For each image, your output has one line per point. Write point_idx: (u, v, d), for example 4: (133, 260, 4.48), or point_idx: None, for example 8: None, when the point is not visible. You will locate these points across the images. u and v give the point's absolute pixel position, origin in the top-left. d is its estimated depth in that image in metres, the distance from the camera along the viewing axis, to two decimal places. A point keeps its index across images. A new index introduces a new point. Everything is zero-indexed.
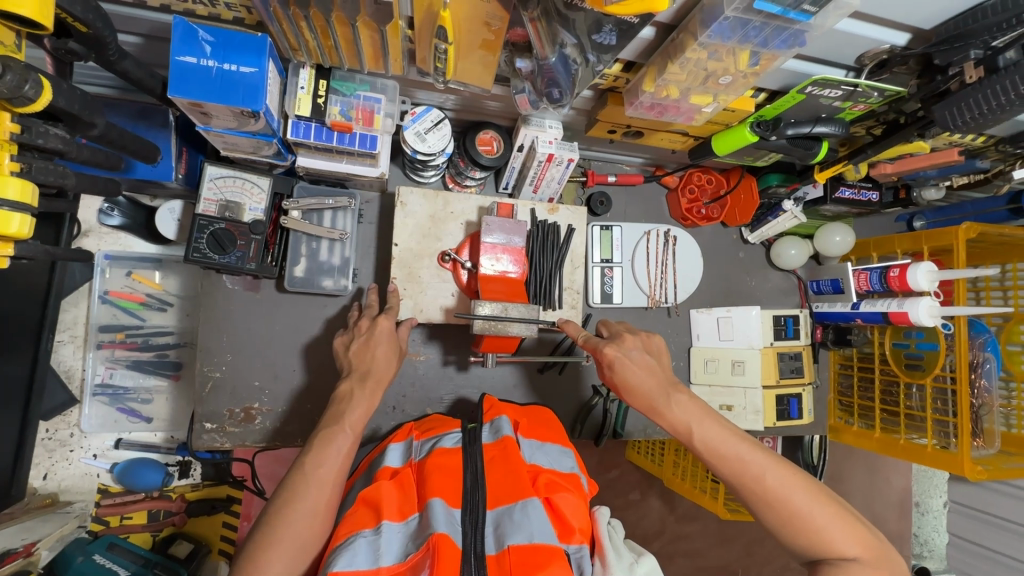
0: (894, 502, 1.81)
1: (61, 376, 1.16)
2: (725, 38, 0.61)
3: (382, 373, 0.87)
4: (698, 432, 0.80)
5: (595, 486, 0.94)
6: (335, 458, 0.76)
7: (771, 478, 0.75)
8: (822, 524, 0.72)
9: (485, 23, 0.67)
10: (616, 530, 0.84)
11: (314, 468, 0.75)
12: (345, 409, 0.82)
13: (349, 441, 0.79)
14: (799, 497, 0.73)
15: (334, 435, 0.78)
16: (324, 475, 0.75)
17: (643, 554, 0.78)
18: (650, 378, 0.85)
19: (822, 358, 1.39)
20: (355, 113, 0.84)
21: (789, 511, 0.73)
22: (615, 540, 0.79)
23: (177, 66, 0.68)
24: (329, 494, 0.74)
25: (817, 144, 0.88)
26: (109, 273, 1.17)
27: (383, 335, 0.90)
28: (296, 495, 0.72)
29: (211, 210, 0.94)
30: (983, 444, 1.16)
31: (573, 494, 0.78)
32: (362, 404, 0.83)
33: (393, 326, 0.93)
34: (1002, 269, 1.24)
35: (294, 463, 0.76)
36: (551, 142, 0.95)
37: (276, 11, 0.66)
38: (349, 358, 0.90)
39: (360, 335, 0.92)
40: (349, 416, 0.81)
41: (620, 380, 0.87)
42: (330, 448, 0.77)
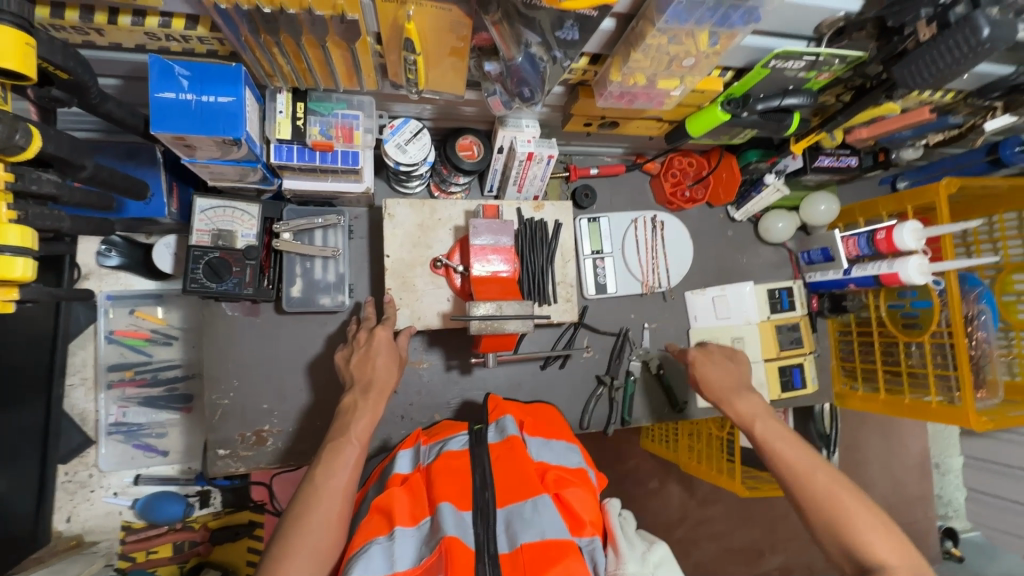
0: (913, 466, 1.82)
1: (75, 419, 1.18)
2: (683, 21, 0.62)
3: (384, 382, 0.89)
4: (760, 429, 0.86)
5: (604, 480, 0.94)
6: (345, 470, 0.78)
7: (817, 483, 0.77)
8: (862, 534, 0.72)
9: (451, 31, 0.68)
10: (628, 521, 0.85)
11: (326, 479, 0.76)
12: (353, 420, 0.84)
13: (359, 451, 0.81)
14: (845, 500, 0.75)
15: (342, 446, 0.80)
16: (336, 485, 0.76)
17: (654, 543, 0.78)
18: (723, 382, 0.95)
19: (821, 327, 1.41)
20: (334, 131, 0.86)
21: (833, 512, 0.75)
22: (627, 531, 0.80)
23: (157, 103, 0.70)
24: (342, 504, 0.75)
25: (788, 115, 0.90)
26: (112, 313, 1.19)
27: (381, 345, 0.92)
28: (310, 506, 0.74)
29: (204, 240, 0.96)
30: (988, 395, 1.16)
31: (581, 488, 0.79)
32: (370, 415, 0.85)
33: (391, 338, 0.94)
34: (989, 222, 1.27)
35: (306, 477, 0.78)
36: (530, 140, 0.98)
37: (248, 40, 0.68)
38: (350, 371, 0.92)
39: (359, 348, 0.93)
40: (356, 428, 0.83)
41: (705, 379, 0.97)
42: (339, 460, 0.79)
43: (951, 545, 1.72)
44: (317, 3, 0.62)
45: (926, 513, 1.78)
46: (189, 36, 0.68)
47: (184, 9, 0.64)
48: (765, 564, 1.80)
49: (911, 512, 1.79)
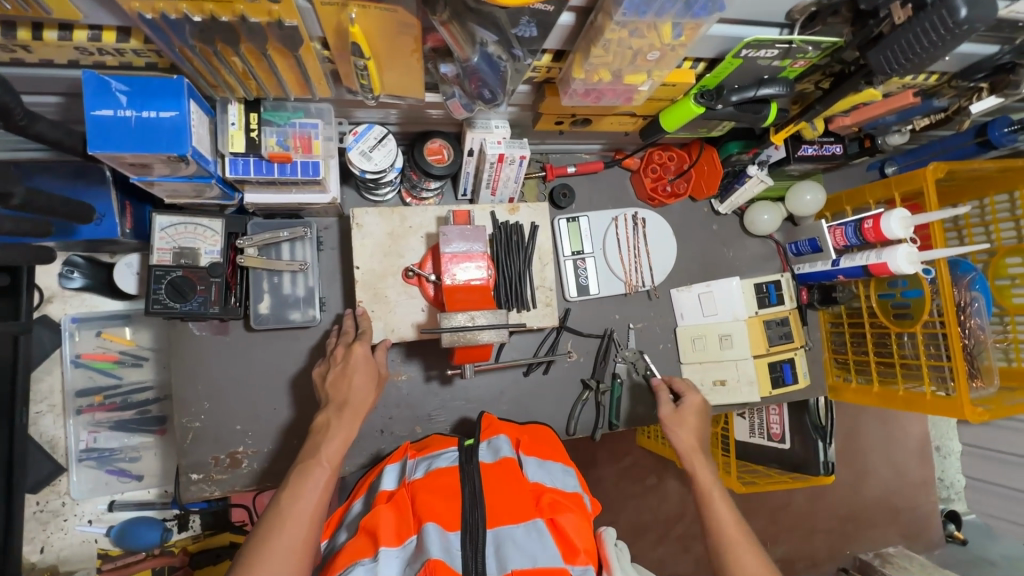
0: (914, 450, 1.88)
1: (45, 447, 1.16)
2: (641, 14, 0.59)
3: (360, 403, 0.85)
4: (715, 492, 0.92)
5: (597, 506, 0.89)
6: (313, 494, 0.74)
7: (747, 557, 0.83)
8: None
9: (401, 33, 0.64)
10: (622, 551, 0.77)
11: (292, 504, 0.73)
12: (324, 442, 0.80)
13: (329, 475, 0.78)
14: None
15: (311, 468, 0.77)
16: (303, 511, 0.73)
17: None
18: (689, 436, 1.00)
19: (811, 319, 1.37)
20: (292, 142, 0.83)
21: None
22: (622, 560, 0.74)
23: (95, 122, 0.66)
24: (309, 531, 0.72)
25: (765, 106, 0.87)
26: (78, 336, 1.17)
27: (359, 361, 0.88)
28: (274, 533, 0.70)
29: (166, 259, 0.92)
30: (983, 383, 1.13)
31: (576, 513, 0.73)
32: (343, 437, 0.81)
33: (367, 357, 0.90)
34: (980, 205, 1.24)
35: (273, 502, 0.74)
36: (501, 141, 0.94)
37: (184, 51, 0.65)
38: (326, 389, 0.88)
39: (336, 364, 0.90)
40: (327, 452, 0.79)
41: (678, 418, 1.02)
42: (307, 483, 0.75)
43: (953, 529, 1.81)
44: (250, 9, 0.58)
45: (928, 497, 1.86)
46: (123, 49, 0.64)
47: (112, 21, 0.60)
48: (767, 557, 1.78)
49: (914, 496, 1.87)
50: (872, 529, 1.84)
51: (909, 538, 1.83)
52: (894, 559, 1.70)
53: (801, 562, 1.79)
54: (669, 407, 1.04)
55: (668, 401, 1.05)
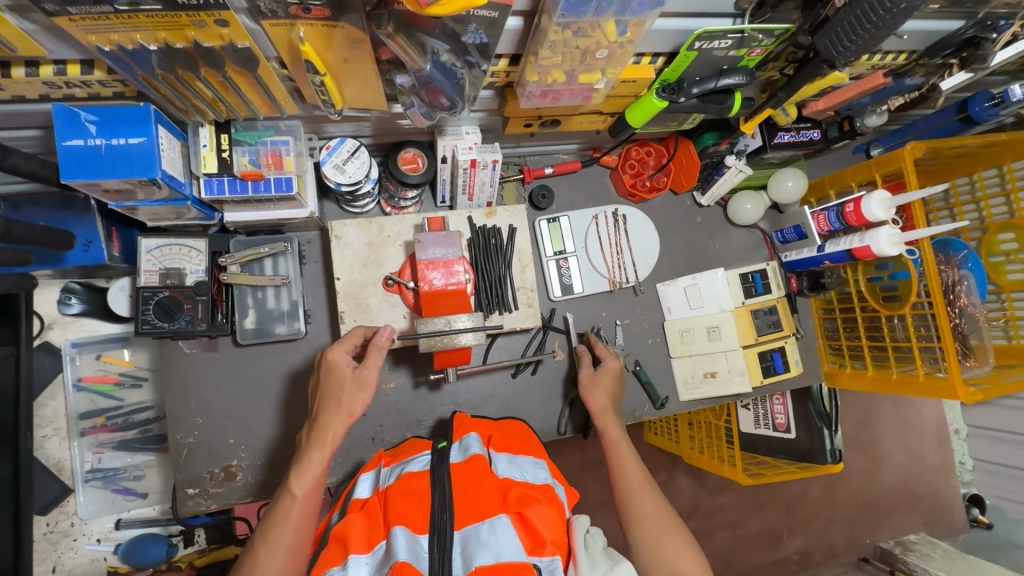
0: (930, 434, 1.86)
1: (52, 469, 1.20)
2: (580, 14, 0.60)
3: (332, 419, 0.83)
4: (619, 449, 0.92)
5: (574, 494, 0.91)
6: (285, 525, 0.76)
7: (642, 501, 0.84)
8: (672, 552, 0.78)
9: (354, 48, 0.66)
10: (596, 537, 0.80)
11: (266, 538, 0.75)
12: (295, 471, 0.80)
13: (300, 506, 0.78)
14: (664, 523, 0.81)
15: (283, 499, 0.78)
16: (275, 543, 0.74)
17: (620, 560, 0.74)
18: (602, 397, 1.01)
19: (803, 307, 1.36)
20: (264, 160, 0.84)
21: (653, 529, 0.80)
22: (592, 548, 0.76)
23: (66, 152, 0.70)
24: (284, 562, 0.73)
25: (729, 96, 0.87)
26: (79, 360, 1.21)
27: (336, 368, 0.86)
28: (251, 568, 0.73)
29: (153, 280, 0.95)
30: (977, 363, 1.11)
31: (546, 506, 0.74)
32: (315, 464, 0.80)
33: (348, 366, 0.87)
34: (970, 180, 1.21)
35: (252, 536, 0.76)
36: (471, 147, 0.95)
37: (149, 81, 0.66)
38: (313, 401, 0.89)
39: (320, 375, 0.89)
40: (300, 486, 0.78)
41: (596, 380, 1.03)
42: (279, 514, 0.77)
43: (978, 513, 1.78)
44: (202, 35, 0.60)
45: (949, 482, 1.84)
46: (89, 81, 0.67)
47: (75, 55, 0.62)
48: (784, 548, 1.75)
49: (933, 482, 1.84)
50: (892, 516, 1.81)
51: (932, 524, 1.81)
52: (917, 547, 1.68)
53: (820, 553, 1.76)
54: (587, 369, 1.06)
55: (588, 364, 1.07)
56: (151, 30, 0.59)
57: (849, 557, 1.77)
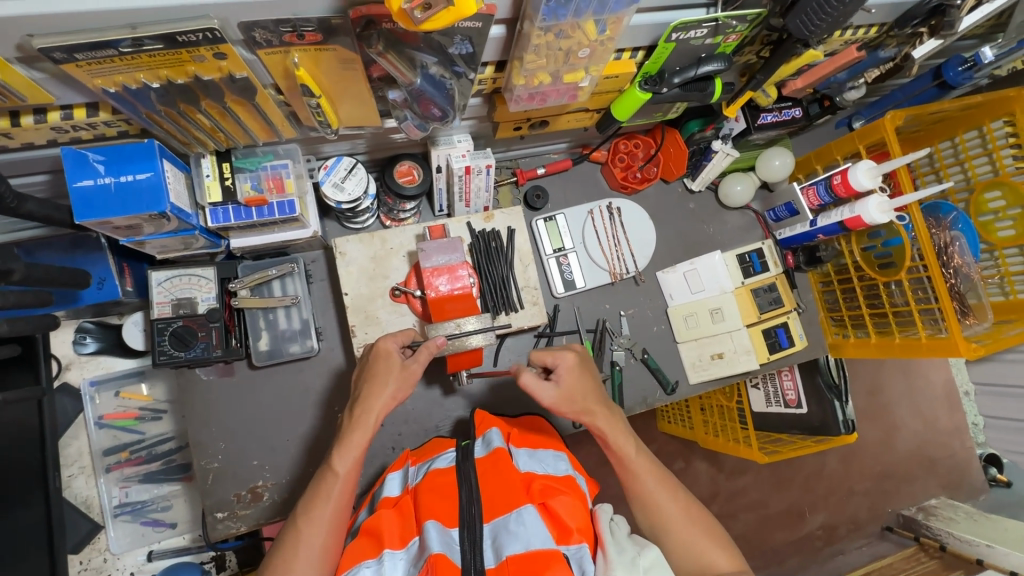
0: (941, 398, 1.88)
1: (81, 507, 1.22)
2: (561, 16, 0.62)
3: (377, 402, 0.83)
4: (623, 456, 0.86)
5: (595, 486, 0.92)
6: (328, 502, 0.77)
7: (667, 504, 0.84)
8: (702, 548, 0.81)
9: (346, 68, 0.68)
10: (620, 525, 0.80)
11: (309, 511, 0.77)
12: (337, 450, 0.80)
13: (341, 485, 0.79)
14: (682, 517, 0.83)
15: (325, 477, 0.79)
16: (319, 519, 0.76)
17: (647, 545, 0.74)
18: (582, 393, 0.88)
19: (801, 282, 1.38)
20: (265, 184, 0.87)
21: (680, 531, 0.82)
22: (617, 535, 0.76)
23: (77, 193, 0.72)
24: (326, 538, 0.75)
25: (710, 83, 0.89)
26: (98, 398, 1.24)
27: (384, 356, 0.86)
28: (295, 544, 0.74)
29: (166, 312, 0.97)
30: (976, 320, 1.14)
31: (569, 495, 0.76)
32: (356, 444, 0.81)
33: (397, 354, 0.87)
34: (953, 144, 1.23)
35: (294, 513, 0.78)
36: (464, 155, 0.98)
37: (152, 117, 0.69)
38: (354, 386, 0.88)
39: (366, 362, 0.88)
40: (342, 465, 0.79)
41: (566, 396, 0.86)
42: (321, 492, 0.78)
43: (996, 472, 1.80)
44: (201, 69, 0.63)
45: (964, 444, 1.86)
46: (95, 123, 0.70)
47: (81, 99, 0.65)
48: (809, 525, 1.76)
49: (949, 444, 1.86)
50: (912, 483, 1.83)
51: (951, 487, 1.84)
52: (939, 511, 1.70)
53: (844, 526, 1.78)
54: (551, 390, 0.86)
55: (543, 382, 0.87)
56: (152, 69, 0.61)
57: (874, 528, 1.78)
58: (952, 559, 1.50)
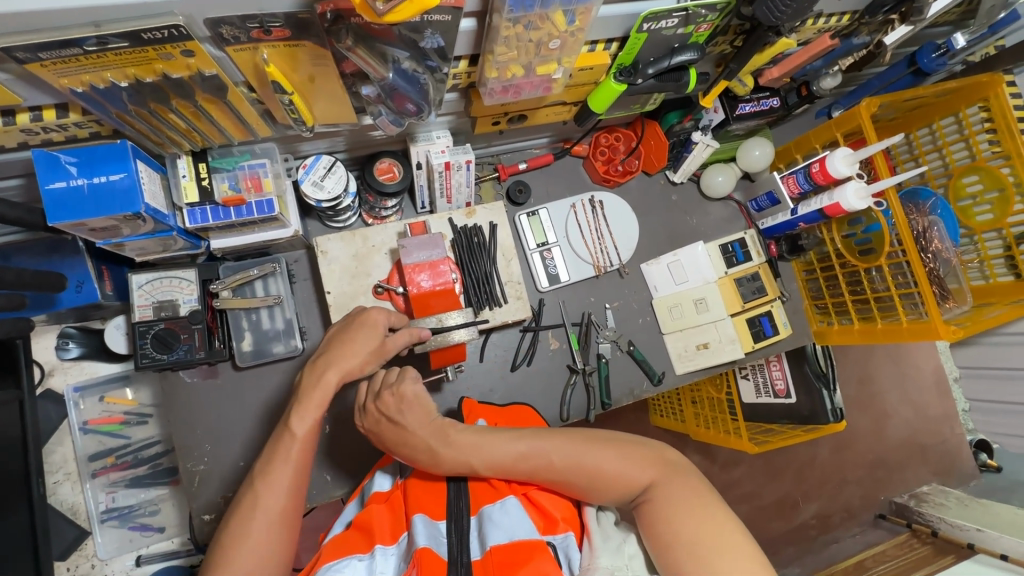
0: (930, 385, 1.90)
1: (67, 514, 1.22)
2: (528, 8, 0.63)
3: (350, 366, 0.82)
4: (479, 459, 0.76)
5: None
6: (286, 463, 0.76)
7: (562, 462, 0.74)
8: (616, 470, 0.73)
9: (318, 63, 0.68)
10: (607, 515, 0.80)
11: (268, 469, 0.76)
12: (296, 412, 0.79)
13: (299, 445, 0.78)
14: (580, 458, 0.74)
15: (283, 437, 0.78)
16: (277, 480, 0.75)
17: (630, 534, 0.76)
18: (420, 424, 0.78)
19: (785, 270, 1.39)
20: (243, 184, 0.87)
21: (587, 475, 0.74)
22: (604, 523, 0.76)
23: (49, 195, 0.72)
24: (284, 497, 0.74)
25: (685, 73, 0.90)
26: (82, 403, 1.23)
27: (368, 326, 0.84)
28: (253, 504, 0.73)
29: (147, 314, 0.97)
30: (956, 304, 1.15)
31: (553, 488, 0.79)
32: (313, 405, 0.80)
33: (381, 330, 0.85)
34: (930, 130, 1.24)
35: (251, 473, 0.77)
36: (443, 151, 0.97)
37: (122, 117, 0.69)
38: (328, 341, 0.87)
39: (350, 323, 0.87)
40: (301, 425, 0.79)
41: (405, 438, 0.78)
42: (279, 451, 0.77)
43: (986, 458, 1.78)
44: (169, 66, 0.62)
45: (954, 430, 1.88)
46: (66, 124, 0.69)
47: (49, 100, 0.65)
48: (801, 514, 1.77)
49: (938, 431, 1.88)
50: (904, 470, 1.85)
51: (942, 474, 1.86)
52: (931, 497, 1.72)
53: (837, 515, 1.79)
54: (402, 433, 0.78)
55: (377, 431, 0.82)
56: (120, 67, 0.61)
57: (867, 516, 1.80)
58: (944, 544, 1.51)
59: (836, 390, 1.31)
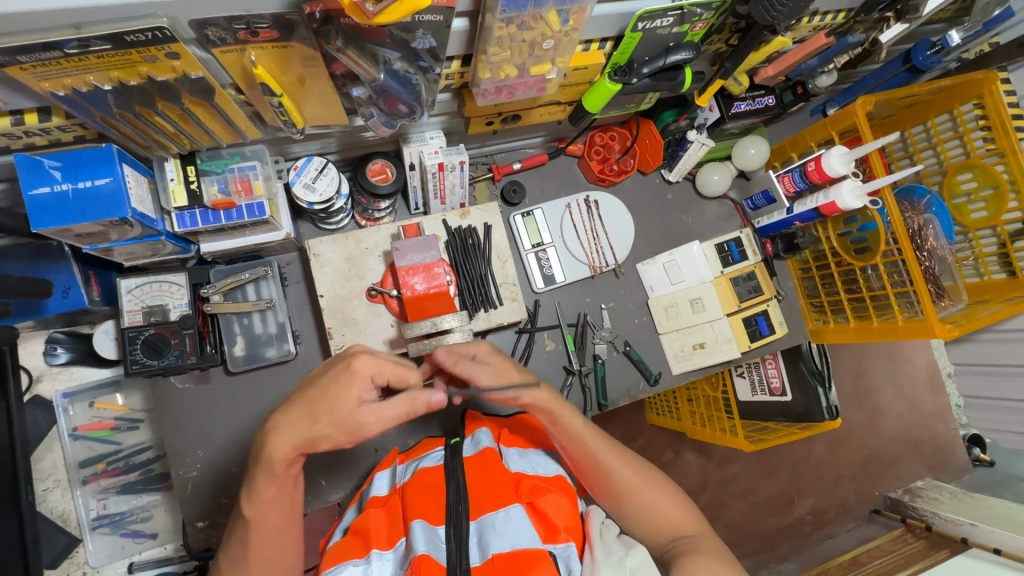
0: (924, 380, 1.91)
1: (58, 521, 1.21)
2: (521, 8, 0.62)
3: (298, 433, 0.72)
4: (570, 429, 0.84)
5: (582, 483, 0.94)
6: (244, 546, 0.73)
7: (622, 474, 0.82)
8: (660, 507, 0.81)
9: (308, 65, 0.67)
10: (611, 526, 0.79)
11: (231, 551, 0.75)
12: (245, 495, 0.74)
13: (253, 529, 0.73)
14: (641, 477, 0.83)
15: (240, 517, 0.75)
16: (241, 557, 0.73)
17: (634, 545, 0.74)
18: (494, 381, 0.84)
19: (781, 269, 1.39)
20: (233, 187, 0.86)
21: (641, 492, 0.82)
22: (606, 535, 0.75)
23: (33, 201, 0.70)
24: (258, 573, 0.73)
25: (680, 72, 0.89)
26: (72, 409, 1.22)
27: (340, 377, 0.72)
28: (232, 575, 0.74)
29: (137, 320, 0.95)
30: (951, 302, 1.14)
31: (557, 493, 0.76)
32: (269, 494, 0.73)
33: (352, 386, 0.72)
34: (924, 127, 1.24)
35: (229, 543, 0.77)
36: (437, 151, 0.96)
37: (106, 120, 0.67)
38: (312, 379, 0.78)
39: (335, 362, 0.76)
40: (251, 510, 0.74)
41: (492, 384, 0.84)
42: (237, 532, 0.75)
43: (979, 451, 1.79)
44: (154, 70, 0.61)
45: (947, 424, 1.89)
46: (49, 128, 0.68)
47: (31, 104, 0.63)
48: (797, 510, 1.78)
49: (931, 426, 1.89)
50: (898, 465, 1.86)
51: (936, 468, 1.87)
52: (925, 492, 1.73)
53: (833, 510, 1.80)
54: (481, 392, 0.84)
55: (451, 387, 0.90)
56: (103, 70, 0.59)
57: (862, 511, 1.80)
58: (938, 539, 1.52)
59: (830, 388, 1.31)
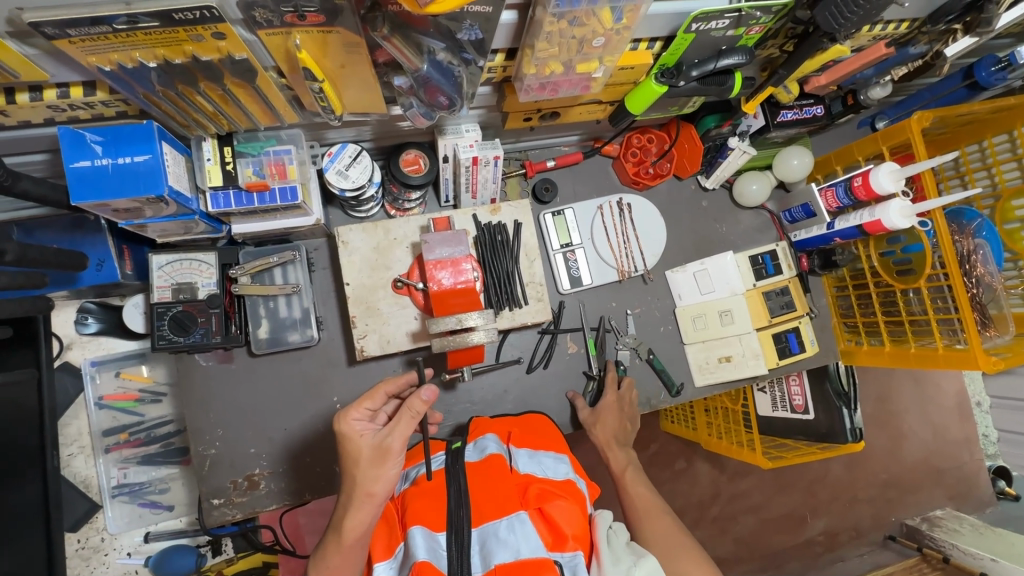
0: (952, 408, 1.84)
1: (80, 486, 1.24)
2: (575, 3, 0.60)
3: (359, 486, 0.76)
4: (629, 474, 1.00)
5: (596, 490, 0.90)
6: None
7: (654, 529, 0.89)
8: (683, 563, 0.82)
9: (350, 53, 0.66)
10: (619, 533, 0.78)
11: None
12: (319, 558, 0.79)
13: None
14: (668, 535, 0.87)
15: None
16: None
17: (644, 555, 0.72)
18: (604, 429, 1.08)
19: (815, 286, 1.35)
20: (268, 170, 0.84)
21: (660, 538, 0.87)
22: (615, 544, 0.74)
23: (74, 173, 0.71)
24: None
25: (730, 77, 0.85)
26: (99, 378, 1.25)
27: (350, 438, 0.79)
28: None
29: (166, 296, 0.96)
30: (997, 332, 1.09)
31: (566, 500, 0.74)
32: (334, 564, 0.77)
33: (365, 433, 0.79)
34: (980, 147, 1.18)
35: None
36: (472, 145, 0.94)
37: (149, 98, 0.67)
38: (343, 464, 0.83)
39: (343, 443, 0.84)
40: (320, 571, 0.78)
41: (598, 418, 1.09)
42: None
43: (1004, 485, 1.78)
44: (199, 49, 0.61)
45: (972, 455, 1.83)
46: (92, 102, 0.68)
47: (76, 77, 0.63)
48: (808, 530, 1.73)
49: (956, 455, 1.83)
50: (918, 492, 1.80)
51: (957, 498, 1.80)
52: (943, 523, 1.67)
53: (846, 533, 1.74)
54: (586, 408, 1.11)
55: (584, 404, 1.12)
56: (149, 48, 0.59)
57: (875, 536, 1.75)
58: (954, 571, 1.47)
59: (856, 410, 1.26)
